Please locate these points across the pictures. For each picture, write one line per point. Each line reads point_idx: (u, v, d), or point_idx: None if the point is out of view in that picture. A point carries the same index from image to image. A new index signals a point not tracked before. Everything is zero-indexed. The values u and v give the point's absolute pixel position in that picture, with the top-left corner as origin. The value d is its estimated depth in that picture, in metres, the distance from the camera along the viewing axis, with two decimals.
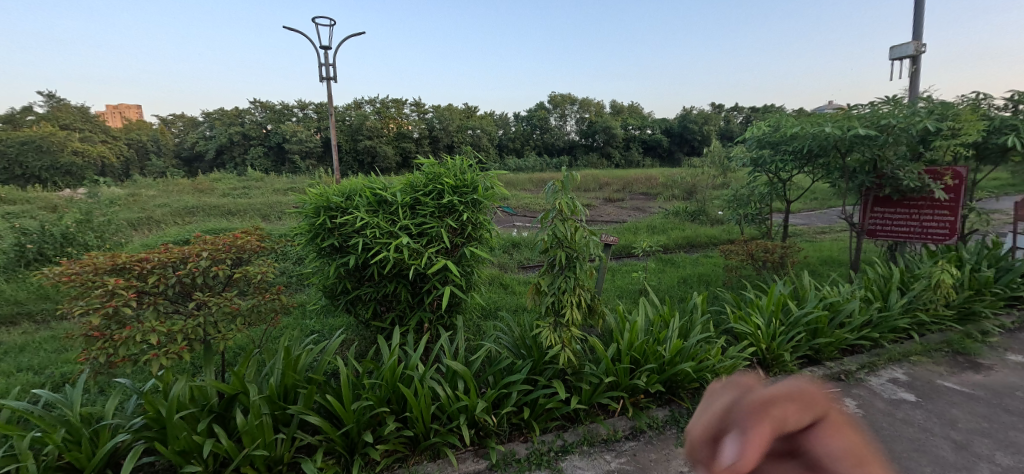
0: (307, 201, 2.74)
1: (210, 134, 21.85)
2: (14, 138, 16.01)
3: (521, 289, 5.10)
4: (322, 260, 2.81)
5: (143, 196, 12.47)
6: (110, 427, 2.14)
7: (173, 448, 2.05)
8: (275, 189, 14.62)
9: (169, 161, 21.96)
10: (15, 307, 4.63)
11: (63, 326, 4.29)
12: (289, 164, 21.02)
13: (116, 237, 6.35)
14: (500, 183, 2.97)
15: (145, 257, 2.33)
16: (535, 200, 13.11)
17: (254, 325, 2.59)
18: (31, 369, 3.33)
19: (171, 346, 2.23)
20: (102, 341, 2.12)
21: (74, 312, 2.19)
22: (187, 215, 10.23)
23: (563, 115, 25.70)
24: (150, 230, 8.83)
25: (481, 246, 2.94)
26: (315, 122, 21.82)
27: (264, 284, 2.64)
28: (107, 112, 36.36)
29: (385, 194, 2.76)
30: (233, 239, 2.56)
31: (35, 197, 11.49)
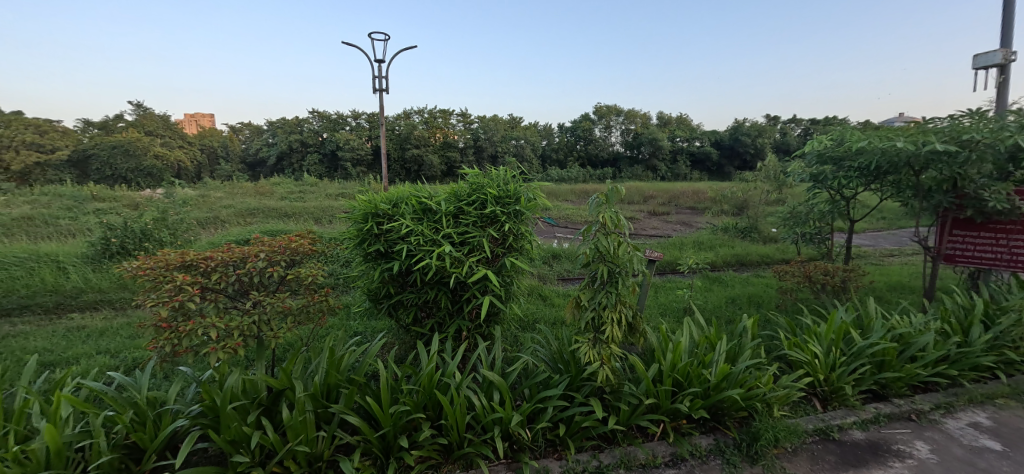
0: (357, 207, 2.83)
1: (272, 141, 23.29)
2: (106, 143, 17.81)
3: (560, 301, 5.04)
4: (367, 265, 2.88)
5: (210, 197, 13.46)
6: (172, 412, 2.29)
7: (225, 436, 2.15)
8: (328, 194, 15.34)
9: (235, 166, 23.61)
10: (99, 295, 5.08)
11: (138, 314, 4.65)
12: (341, 171, 22.03)
13: (187, 234, 6.86)
14: (543, 195, 2.96)
15: (210, 254, 2.48)
16: (577, 211, 13.01)
17: (303, 324, 2.70)
18: (109, 352, 3.63)
19: (228, 341, 2.35)
20: (169, 332, 2.27)
21: (147, 304, 2.37)
22: (249, 216, 10.92)
23: (608, 126, 25.28)
24: (215, 229, 9.49)
25: (521, 257, 2.92)
26: (367, 131, 22.74)
27: (314, 286, 2.74)
28: (185, 118, 39.77)
29: (430, 202, 2.80)
30: (288, 241, 2.68)
31: (122, 195, 12.72)
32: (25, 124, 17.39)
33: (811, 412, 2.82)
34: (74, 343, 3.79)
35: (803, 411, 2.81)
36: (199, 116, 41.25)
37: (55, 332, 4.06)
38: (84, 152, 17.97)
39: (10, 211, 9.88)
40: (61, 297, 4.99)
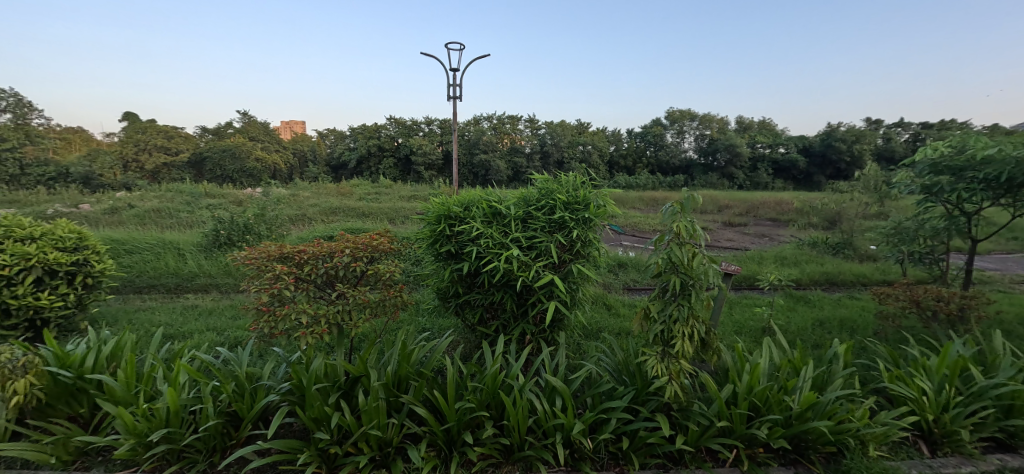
0: (430, 209, 2.94)
1: (353, 146, 24.98)
2: (218, 147, 20.13)
3: (625, 312, 4.89)
4: (438, 264, 2.99)
5: (299, 197, 14.72)
6: (265, 387, 2.54)
7: (309, 414, 2.35)
8: (401, 196, 16.16)
9: (321, 168, 25.65)
10: (209, 279, 5.75)
11: (239, 299, 5.20)
12: (413, 174, 23.12)
13: (280, 229, 7.57)
14: (612, 202, 2.91)
15: (303, 248, 2.71)
16: (646, 219, 12.59)
17: (379, 317, 2.86)
18: (216, 329, 4.11)
19: (315, 327, 2.57)
20: (268, 316, 2.53)
21: (251, 289, 2.66)
22: (331, 214, 11.80)
23: (680, 131, 24.17)
24: (302, 225, 10.37)
25: (588, 264, 2.89)
26: (439, 137, 23.66)
27: (390, 281, 2.90)
28: (281, 125, 44.10)
29: (500, 206, 2.86)
30: (369, 238, 2.86)
31: (227, 193, 14.31)
32: (157, 131, 20.18)
33: (916, 456, 2.50)
34: (189, 320, 4.33)
35: (906, 454, 2.50)
36: (292, 123, 45.32)
37: (175, 310, 4.66)
38: (200, 155, 20.41)
39: (142, 205, 11.49)
40: (179, 280, 5.71)
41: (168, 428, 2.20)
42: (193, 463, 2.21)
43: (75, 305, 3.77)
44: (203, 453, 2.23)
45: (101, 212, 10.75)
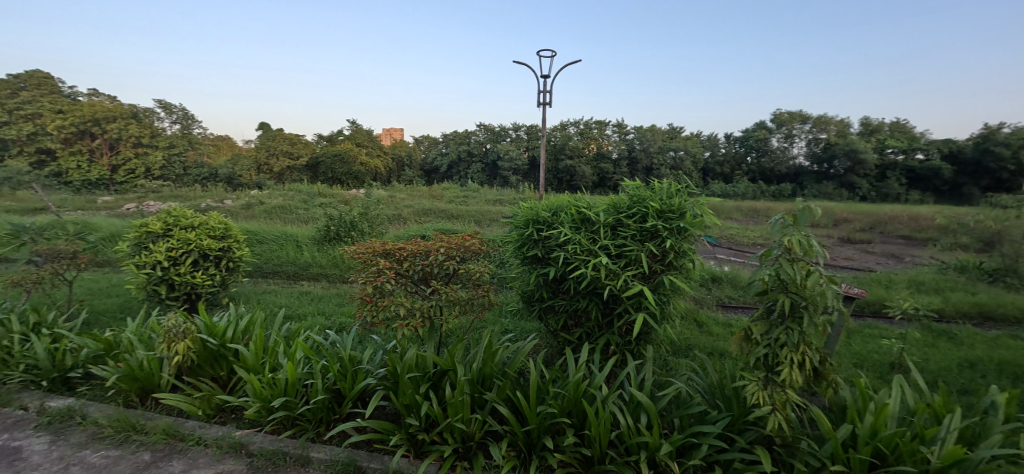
0: (519, 213, 2.97)
1: (445, 151, 26.29)
2: (331, 152, 22.37)
3: (720, 331, 4.54)
4: (524, 268, 3.01)
5: (396, 198, 15.82)
6: (365, 371, 2.75)
7: (401, 400, 2.50)
8: (488, 199, 16.66)
9: (416, 172, 27.39)
10: (320, 269, 6.41)
11: (344, 288, 5.73)
12: (500, 179, 23.75)
13: (379, 227, 8.21)
14: (711, 212, 2.71)
15: (403, 246, 2.89)
16: (745, 232, 11.64)
17: (467, 315, 2.96)
18: (326, 313, 4.58)
19: (410, 320, 2.72)
20: (371, 305, 2.74)
21: (357, 280, 2.89)
22: (423, 215, 12.54)
23: (789, 136, 21.97)
24: (398, 224, 11.15)
25: (681, 276, 2.74)
26: (526, 142, 23.99)
27: (478, 281, 2.99)
28: (384, 132, 48.06)
29: (589, 213, 2.80)
30: (462, 239, 2.97)
31: (335, 193, 15.87)
32: (283, 139, 22.42)
33: None
34: (304, 304, 4.86)
35: None
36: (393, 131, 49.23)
37: (293, 294, 5.28)
38: (316, 160, 22.78)
39: (269, 202, 13.17)
40: (297, 269, 6.45)
41: (285, 397, 2.49)
42: (303, 431, 2.46)
43: (221, 285, 4.44)
44: (311, 423, 2.47)
45: (238, 207, 12.53)
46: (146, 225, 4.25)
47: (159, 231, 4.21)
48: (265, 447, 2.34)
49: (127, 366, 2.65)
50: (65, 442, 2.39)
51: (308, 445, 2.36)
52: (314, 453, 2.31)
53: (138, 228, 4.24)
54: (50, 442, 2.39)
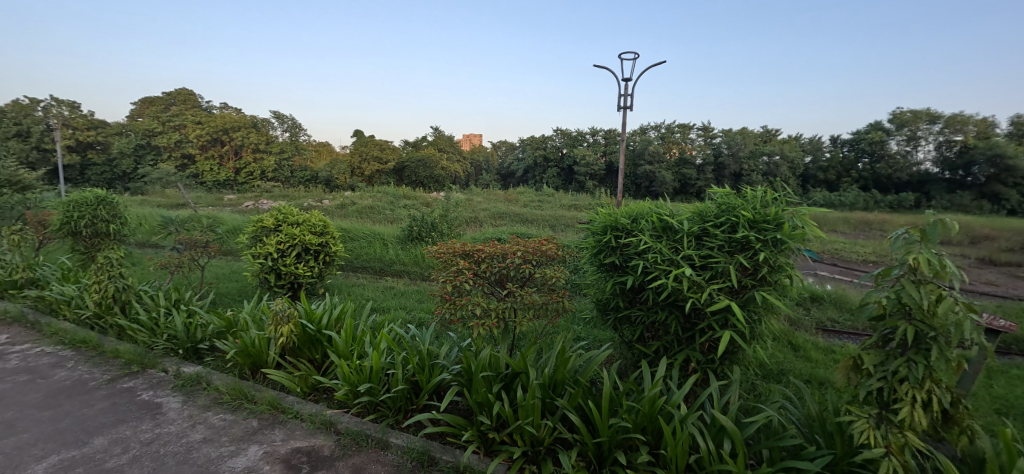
0: (596, 219, 2.90)
1: (522, 156, 26.63)
2: (415, 157, 23.60)
3: (820, 357, 4.09)
4: (600, 276, 2.93)
5: (473, 201, 16.33)
6: (441, 366, 2.86)
7: (474, 397, 2.56)
8: (563, 204, 16.60)
9: (493, 177, 28.10)
10: (403, 267, 6.82)
11: (424, 286, 6.02)
12: (575, 184, 23.58)
13: (457, 228, 8.52)
14: (814, 224, 2.46)
15: (481, 248, 2.95)
16: (853, 247, 10.40)
17: (541, 319, 2.95)
18: (407, 307, 4.85)
19: (486, 320, 2.78)
20: (450, 303, 2.83)
21: (438, 279, 3.01)
22: (499, 218, 12.83)
23: (911, 139, 19.25)
24: (475, 226, 11.50)
25: (775, 292, 2.52)
26: (603, 147, 23.53)
27: (554, 286, 2.97)
28: (465, 138, 50.17)
29: (671, 221, 2.65)
30: (539, 243, 2.97)
31: (418, 195, 16.76)
32: (373, 144, 23.60)
33: None
34: (388, 297, 5.19)
35: None
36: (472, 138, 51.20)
37: (378, 288, 5.66)
38: (402, 164, 24.06)
39: (360, 203, 14.27)
40: (382, 265, 6.93)
41: (369, 383, 2.67)
42: (383, 416, 2.62)
43: (319, 276, 4.88)
44: (391, 410, 2.62)
45: (334, 206, 13.74)
46: (261, 220, 4.79)
47: (271, 226, 4.73)
48: (350, 427, 2.52)
49: (242, 342, 3.01)
50: (194, 403, 2.77)
51: (387, 431, 2.51)
52: (393, 438, 2.46)
53: (255, 223, 4.80)
54: (183, 401, 2.79)
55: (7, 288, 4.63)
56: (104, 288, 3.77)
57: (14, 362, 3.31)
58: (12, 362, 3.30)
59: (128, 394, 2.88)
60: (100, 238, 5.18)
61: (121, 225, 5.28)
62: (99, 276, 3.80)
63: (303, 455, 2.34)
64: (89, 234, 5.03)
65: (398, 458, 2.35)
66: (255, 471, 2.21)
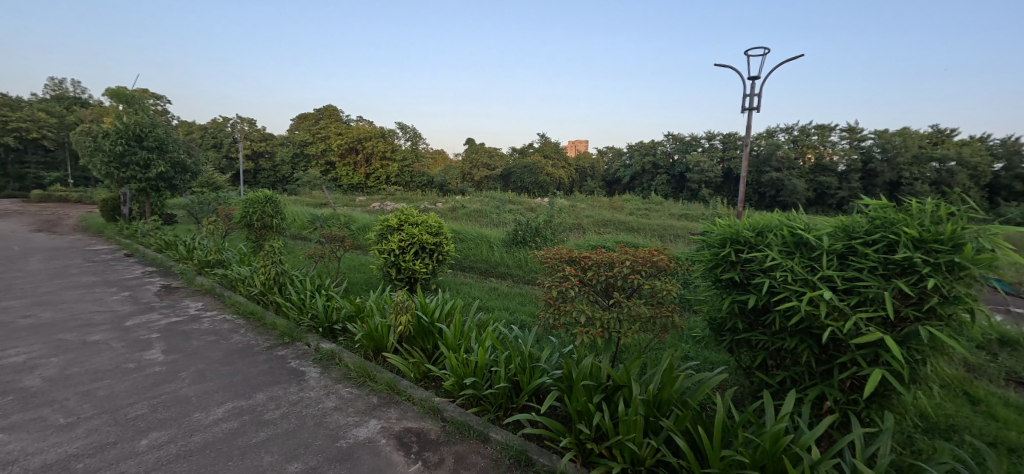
0: (714, 230, 2.65)
1: (629, 163, 25.87)
2: (521, 163, 24.49)
3: (1010, 416, 3.29)
4: (715, 292, 2.68)
5: (577, 208, 16.26)
6: (541, 369, 2.88)
7: (574, 405, 2.53)
8: (672, 213, 15.72)
9: (597, 184, 27.83)
10: (507, 270, 7.04)
11: (527, 289, 6.14)
12: (686, 192, 22.21)
13: (561, 235, 8.56)
14: (1006, 248, 2.00)
15: (588, 254, 2.88)
16: None
17: (648, 333, 2.79)
18: (511, 309, 4.99)
19: (590, 328, 2.69)
20: (554, 308, 2.80)
21: (543, 283, 3.00)
22: (603, 226, 12.62)
23: None
24: (579, 232, 11.44)
25: (945, 327, 2.09)
26: (722, 151, 21.72)
27: (663, 300, 2.78)
28: (570, 146, 50.59)
29: (807, 236, 2.34)
30: (649, 253, 2.81)
31: (522, 201, 17.23)
32: (484, 152, 24.99)
33: None
34: (492, 298, 5.39)
35: None
36: (575, 145, 51.17)
37: (485, 288, 5.90)
38: (509, 170, 25.23)
39: (468, 206, 15.08)
40: (488, 267, 7.23)
41: (474, 377, 2.80)
42: (486, 411, 2.72)
43: (432, 273, 5.24)
44: (492, 406, 2.71)
45: (446, 209, 14.72)
46: (387, 220, 5.32)
47: (394, 226, 5.23)
48: (455, 417, 2.67)
49: (368, 327, 3.37)
50: (328, 376, 3.17)
51: (488, 425, 2.60)
52: (493, 433, 2.54)
53: (382, 222, 5.34)
54: (320, 373, 3.22)
55: (203, 266, 5.76)
56: (268, 271, 4.50)
57: (205, 325, 4.10)
58: (204, 325, 4.11)
59: (281, 360, 3.39)
60: (266, 230, 6.19)
61: (281, 219, 6.26)
62: (265, 261, 4.54)
63: (413, 435, 2.54)
64: (259, 226, 6.03)
65: (497, 453, 2.42)
66: (373, 442, 2.45)
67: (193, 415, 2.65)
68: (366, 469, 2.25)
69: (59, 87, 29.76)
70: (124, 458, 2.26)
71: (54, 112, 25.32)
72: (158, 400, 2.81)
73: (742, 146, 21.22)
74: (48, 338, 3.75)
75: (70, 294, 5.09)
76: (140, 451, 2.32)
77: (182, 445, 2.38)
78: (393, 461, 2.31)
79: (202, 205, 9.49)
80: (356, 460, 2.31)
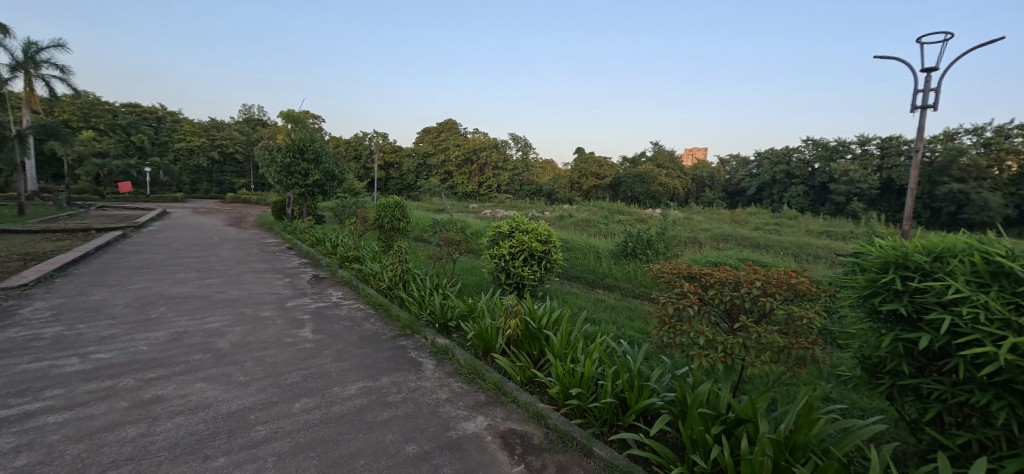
0: (872, 251, 2.24)
1: (756, 172, 23.61)
2: (632, 172, 23.74)
3: None
4: (869, 325, 2.27)
5: (693, 220, 15.26)
6: (651, 389, 2.71)
7: (688, 434, 2.33)
8: (809, 230, 13.89)
9: (717, 194, 25.94)
10: (615, 282, 6.84)
11: (636, 303, 5.89)
12: (828, 205, 19.47)
13: (675, 248, 8.07)
14: None
15: (710, 271, 2.62)
16: None
17: (779, 365, 2.43)
18: (617, 323, 4.81)
19: (710, 351, 2.42)
20: (668, 327, 2.56)
21: (657, 299, 2.78)
22: (723, 240, 11.67)
23: None
24: (695, 246, 10.69)
25: None
26: (879, 158, 18.58)
27: (802, 328, 2.41)
28: (687, 154, 48.37)
29: (1009, 265, 1.86)
30: (786, 274, 2.46)
31: (633, 211, 16.67)
32: (593, 161, 24.79)
33: None
34: (599, 309, 5.27)
35: None
36: (693, 154, 48.13)
37: (591, 299, 5.79)
38: (619, 179, 24.65)
39: (576, 216, 15.03)
40: (595, 277, 7.10)
41: (580, 388, 2.74)
42: (590, 424, 2.65)
43: (540, 280, 5.30)
44: (597, 420, 2.64)
45: (555, 217, 14.89)
46: (499, 227, 5.51)
47: (506, 232, 5.40)
48: (558, 425, 2.64)
49: (479, 327, 3.52)
50: (441, 369, 3.37)
51: (592, 439, 2.52)
52: (597, 448, 2.46)
53: (495, 229, 5.54)
54: (435, 365, 3.44)
55: (343, 261, 6.56)
56: (396, 268, 4.97)
57: (344, 311, 4.68)
58: (343, 311, 4.69)
59: (402, 350, 3.70)
60: (394, 232, 6.85)
61: (407, 223, 6.88)
62: (394, 259, 5.02)
63: (517, 437, 2.57)
64: (389, 228, 6.70)
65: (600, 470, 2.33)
66: (479, 438, 2.53)
67: (333, 388, 3.01)
68: (473, 462, 2.33)
69: (248, 112, 36.57)
70: (282, 416, 2.65)
71: (244, 131, 31.27)
72: (307, 371, 3.25)
73: (908, 152, 17.88)
74: (232, 311, 4.60)
75: (249, 277, 6.18)
76: (293, 412, 2.69)
77: (324, 412, 2.71)
78: (498, 459, 2.37)
79: (345, 209, 10.87)
80: (464, 452, 2.41)
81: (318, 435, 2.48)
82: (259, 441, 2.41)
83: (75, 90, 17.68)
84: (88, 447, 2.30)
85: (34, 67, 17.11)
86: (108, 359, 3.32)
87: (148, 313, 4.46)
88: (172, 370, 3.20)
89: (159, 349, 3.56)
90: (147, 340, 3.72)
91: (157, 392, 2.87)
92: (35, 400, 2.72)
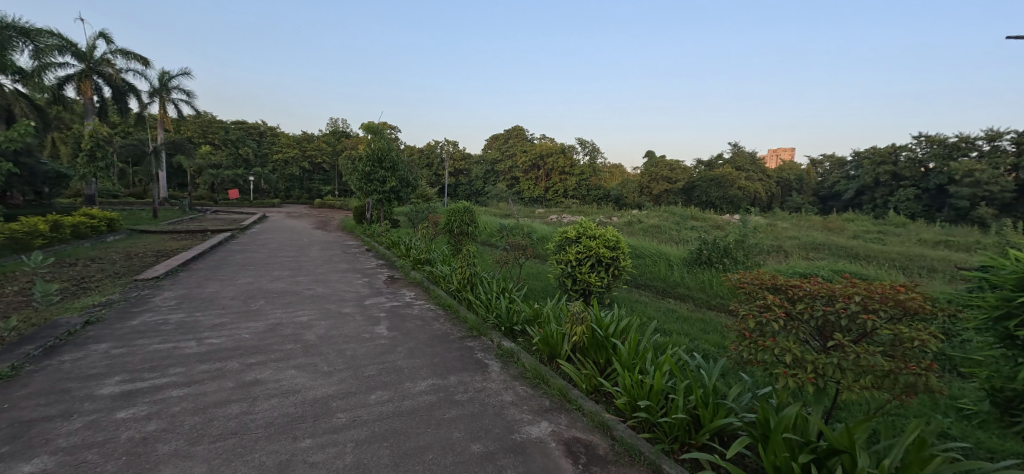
0: (1005, 265, 1.90)
1: (855, 173, 21.39)
2: (708, 176, 22.52)
3: None
4: (1002, 353, 1.94)
5: (776, 227, 14.17)
6: (728, 407, 2.51)
7: (771, 460, 2.13)
8: (921, 239, 12.22)
9: (807, 198, 23.89)
10: (687, 292, 6.49)
11: (710, 315, 5.53)
12: (947, 210, 17.05)
13: (756, 257, 7.45)
14: None
15: (799, 283, 2.37)
16: None
17: (883, 391, 2.14)
18: (689, 335, 4.54)
19: (798, 371, 2.19)
20: (748, 342, 2.35)
21: (735, 311, 2.57)
22: (813, 249, 10.69)
23: None
24: (780, 255, 9.89)
25: None
26: (1013, 157, 15.91)
27: (912, 351, 2.11)
28: (771, 155, 45.12)
29: None
30: (892, 289, 2.17)
31: (708, 216, 15.86)
32: (665, 165, 23.81)
33: None
34: (669, 320, 5.02)
35: None
36: (776, 156, 44.46)
37: (661, 309, 5.52)
38: (693, 183, 23.56)
39: (647, 221, 14.53)
40: (666, 286, 6.80)
41: (648, 401, 2.61)
42: (659, 440, 2.52)
43: (607, 287, 5.16)
44: (667, 436, 2.49)
45: (624, 223, 14.50)
46: (566, 232, 5.46)
47: (572, 237, 5.33)
48: (625, 437, 2.54)
49: (545, 332, 3.51)
50: (507, 372, 3.40)
51: (661, 456, 2.39)
52: (666, 465, 2.33)
53: (561, 235, 5.49)
54: (501, 367, 3.47)
55: (416, 263, 6.87)
56: (465, 272, 5.10)
57: (416, 311, 4.89)
58: (416, 310, 4.90)
59: (470, 350, 3.78)
60: (463, 236, 7.04)
61: (475, 227, 7.03)
62: (463, 262, 5.17)
63: (582, 446, 2.50)
64: (458, 233, 6.90)
65: None
66: (544, 443, 2.50)
67: (405, 384, 3.14)
68: (537, 466, 2.31)
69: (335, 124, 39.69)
70: (360, 406, 2.81)
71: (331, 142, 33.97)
72: (383, 365, 3.42)
73: None
74: (319, 306, 4.99)
75: (334, 276, 6.68)
76: (370, 403, 2.84)
77: (397, 405, 2.83)
78: (562, 466, 2.32)
79: (419, 213, 11.37)
80: (528, 456, 2.39)
81: (390, 427, 2.59)
82: (340, 427, 2.56)
83: (197, 111, 20.30)
84: (202, 419, 2.59)
85: (166, 92, 19.84)
86: (218, 344, 3.74)
87: (250, 305, 4.96)
88: (269, 357, 3.52)
89: (259, 337, 3.95)
90: (249, 329, 4.14)
91: (257, 376, 3.17)
92: (162, 376, 3.12)
